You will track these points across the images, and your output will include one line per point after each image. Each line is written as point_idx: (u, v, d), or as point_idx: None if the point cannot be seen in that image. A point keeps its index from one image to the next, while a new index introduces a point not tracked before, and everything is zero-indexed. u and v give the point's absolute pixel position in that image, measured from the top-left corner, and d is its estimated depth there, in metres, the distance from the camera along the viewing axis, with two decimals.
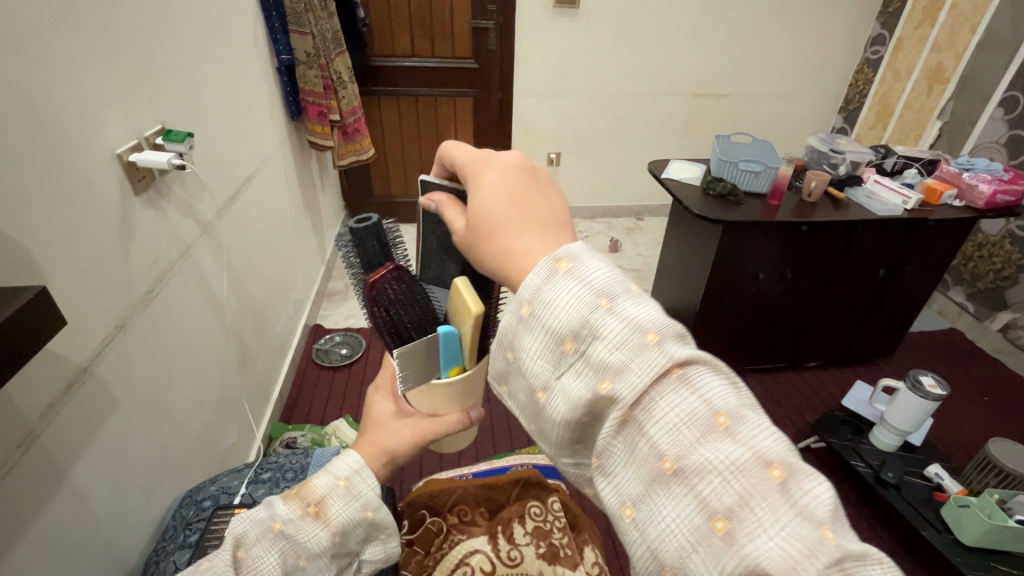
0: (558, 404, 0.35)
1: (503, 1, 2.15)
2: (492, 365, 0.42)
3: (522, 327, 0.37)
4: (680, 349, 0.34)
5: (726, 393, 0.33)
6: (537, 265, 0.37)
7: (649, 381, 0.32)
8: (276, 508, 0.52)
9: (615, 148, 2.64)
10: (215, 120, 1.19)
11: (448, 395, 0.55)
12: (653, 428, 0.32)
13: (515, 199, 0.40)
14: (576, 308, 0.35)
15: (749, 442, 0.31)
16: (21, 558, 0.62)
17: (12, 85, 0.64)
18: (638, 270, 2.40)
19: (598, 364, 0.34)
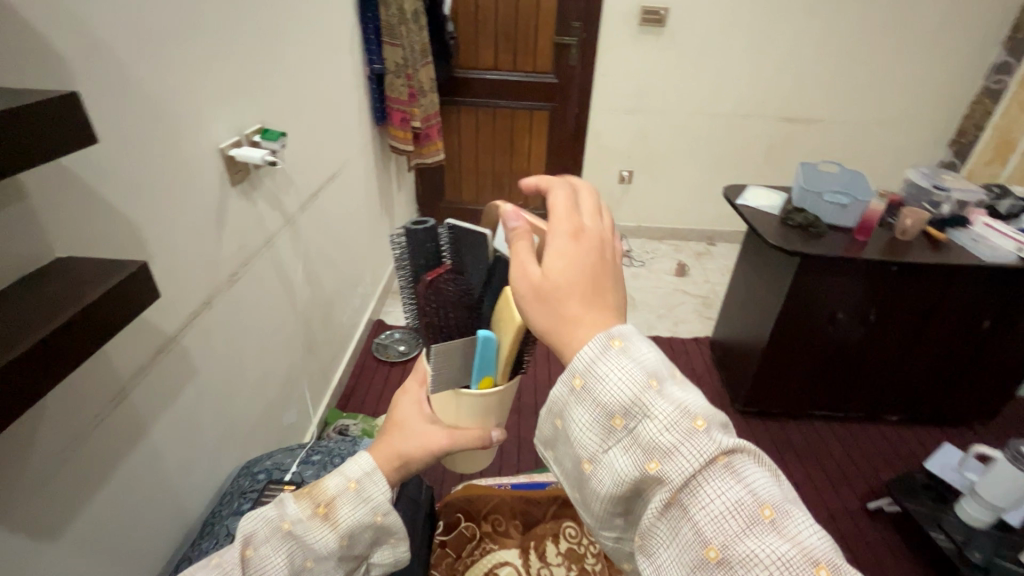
0: (604, 479, 0.35)
1: (588, 18, 2.16)
2: (538, 431, 0.42)
3: (572, 397, 0.37)
4: (727, 438, 0.34)
5: (770, 487, 0.34)
6: (592, 339, 0.37)
7: (700, 467, 0.32)
8: (286, 508, 0.54)
9: (692, 170, 2.56)
10: (307, 120, 1.29)
11: (471, 406, 0.56)
12: (700, 517, 0.32)
13: (593, 279, 0.40)
14: (628, 385, 0.35)
15: (793, 538, 0.31)
16: (101, 501, 0.70)
17: (139, 81, 0.72)
18: (705, 297, 2.30)
19: (648, 443, 0.33)
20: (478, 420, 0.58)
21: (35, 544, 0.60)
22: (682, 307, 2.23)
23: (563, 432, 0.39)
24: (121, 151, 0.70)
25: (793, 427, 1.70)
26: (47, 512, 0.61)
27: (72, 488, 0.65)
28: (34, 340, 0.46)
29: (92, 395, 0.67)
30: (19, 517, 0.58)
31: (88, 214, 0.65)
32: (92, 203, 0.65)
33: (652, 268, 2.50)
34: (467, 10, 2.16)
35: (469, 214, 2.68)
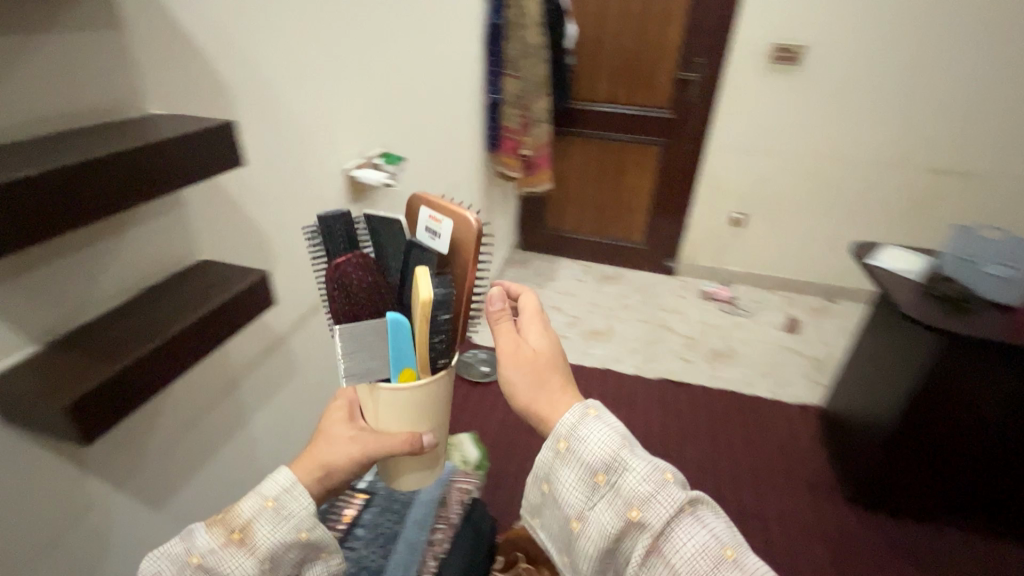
0: (591, 530, 0.43)
1: (714, 54, 2.09)
2: (525, 497, 0.49)
3: (559, 458, 0.45)
4: (690, 490, 0.43)
5: (728, 532, 0.42)
6: (573, 408, 0.48)
7: (673, 513, 0.41)
8: (194, 539, 0.47)
9: (816, 218, 2.34)
10: (426, 146, 1.37)
11: (394, 405, 0.52)
12: (675, 557, 0.40)
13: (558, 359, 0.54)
14: (606, 445, 0.44)
15: (752, 572, 0.40)
16: (201, 479, 0.77)
17: (287, 108, 0.81)
18: (817, 360, 2.07)
19: (629, 494, 0.42)
20: (407, 423, 0.54)
21: (145, 510, 0.67)
22: (789, 368, 2.02)
23: (550, 494, 0.46)
24: (262, 169, 0.79)
25: (916, 528, 1.45)
26: (157, 483, 0.69)
27: (180, 464, 0.72)
28: (168, 334, 0.54)
29: (209, 384, 0.75)
30: (135, 484, 0.65)
31: (228, 224, 0.73)
32: (234, 214, 0.74)
33: (757, 319, 2.31)
34: (588, 44, 2.19)
35: (567, 243, 2.67)
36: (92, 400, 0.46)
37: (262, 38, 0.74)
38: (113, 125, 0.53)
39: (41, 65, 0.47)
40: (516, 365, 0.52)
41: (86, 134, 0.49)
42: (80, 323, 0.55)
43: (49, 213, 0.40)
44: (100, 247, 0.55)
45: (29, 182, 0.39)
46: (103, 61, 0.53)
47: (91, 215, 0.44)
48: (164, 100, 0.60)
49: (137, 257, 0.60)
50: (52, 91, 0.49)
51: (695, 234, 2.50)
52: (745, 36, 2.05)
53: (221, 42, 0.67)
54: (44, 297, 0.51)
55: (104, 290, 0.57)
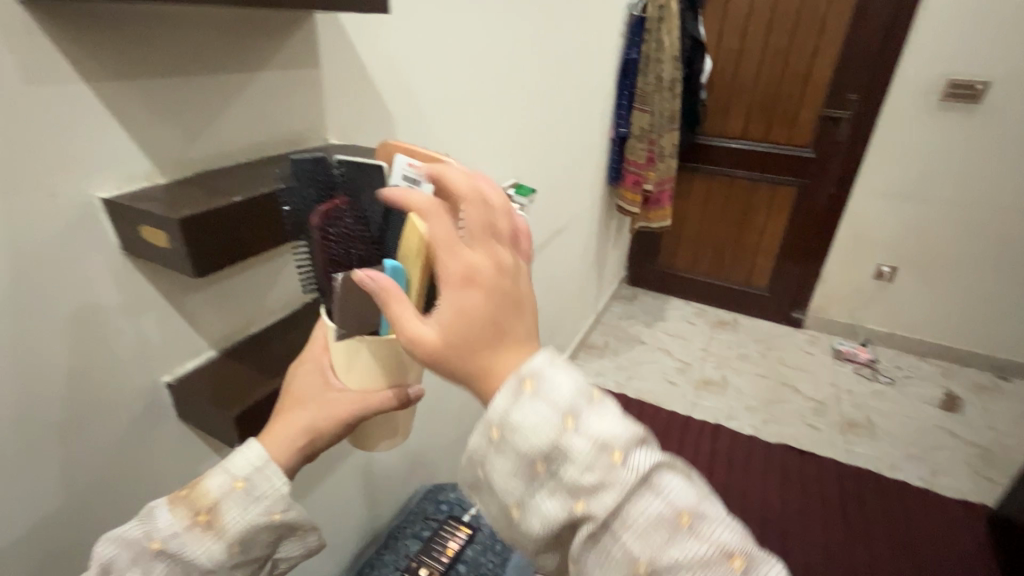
0: (536, 525, 0.36)
1: (872, 90, 1.88)
2: (460, 484, 0.41)
3: (490, 449, 0.36)
4: (644, 457, 0.36)
5: (685, 492, 0.36)
6: (503, 384, 0.36)
7: (627, 495, 0.35)
8: (155, 522, 0.42)
9: (990, 279, 1.99)
10: (552, 177, 1.37)
11: (384, 355, 0.44)
12: (626, 539, 0.35)
13: (483, 318, 0.36)
14: (545, 429, 0.35)
15: (708, 536, 0.35)
16: (321, 490, 0.79)
17: (436, 140, 0.84)
18: (985, 449, 1.73)
19: (573, 484, 0.35)
20: (389, 378, 0.46)
21: None
22: (946, 453, 1.71)
23: (482, 481, 0.38)
24: None
25: None
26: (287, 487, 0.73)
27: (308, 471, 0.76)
28: None
29: None
30: None
31: None
32: None
33: (904, 389, 2.00)
34: (724, 78, 2.09)
35: (680, 281, 2.54)
36: (254, 412, 0.49)
37: (425, 73, 0.78)
38: (299, 154, 0.57)
39: (250, 99, 0.52)
40: (441, 344, 0.35)
41: (280, 162, 0.54)
42: (250, 333, 0.59)
43: (243, 237, 0.43)
44: (274, 263, 0.59)
45: (234, 208, 0.42)
46: (298, 96, 0.57)
47: (277, 238, 0.47)
48: (342, 131, 0.65)
49: (302, 274, 0.64)
50: (255, 123, 0.53)
51: (831, 284, 2.25)
52: (912, 70, 1.82)
53: (392, 78, 0.71)
54: (225, 308, 0.55)
55: (273, 303, 0.61)
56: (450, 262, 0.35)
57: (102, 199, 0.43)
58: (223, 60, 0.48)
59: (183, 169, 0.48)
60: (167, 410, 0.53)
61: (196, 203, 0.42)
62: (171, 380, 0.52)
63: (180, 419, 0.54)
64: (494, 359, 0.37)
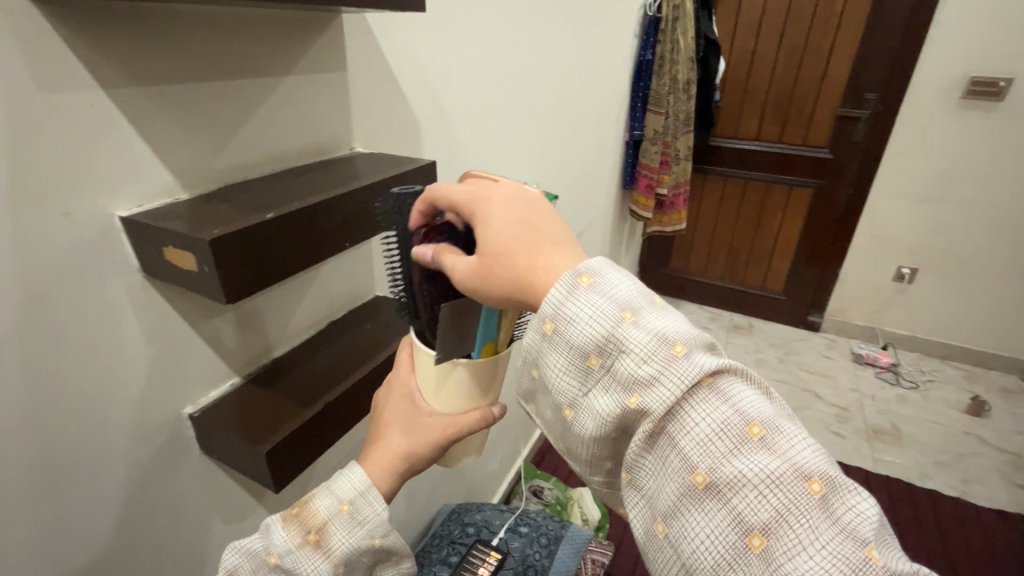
0: (588, 419, 0.36)
1: (890, 89, 1.84)
2: (516, 385, 0.42)
3: (545, 342, 0.37)
4: (709, 359, 0.33)
5: (758, 403, 0.33)
6: (560, 279, 0.36)
7: (685, 393, 0.32)
8: (273, 539, 0.45)
9: (1014, 279, 1.94)
10: (570, 182, 1.33)
11: (474, 376, 0.46)
12: (683, 441, 0.32)
13: (525, 221, 0.38)
14: (600, 322, 0.35)
15: (784, 453, 0.31)
16: None
17: (460, 147, 0.81)
18: (1016, 456, 1.68)
19: (627, 379, 0.34)
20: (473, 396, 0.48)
21: None
22: (976, 460, 1.66)
23: (541, 380, 0.39)
24: None
25: None
26: None
27: None
28: (355, 378, 0.52)
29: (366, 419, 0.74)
30: None
31: None
32: None
33: (929, 394, 1.94)
34: (737, 78, 2.06)
35: (694, 285, 2.50)
36: (286, 446, 0.45)
37: (450, 76, 0.74)
38: (325, 164, 0.54)
39: (274, 106, 0.48)
40: (479, 272, 0.38)
41: (306, 174, 0.50)
42: (276, 357, 0.55)
43: (275, 259, 0.40)
44: (301, 283, 0.56)
45: (268, 227, 0.38)
46: (325, 103, 0.54)
47: (308, 258, 0.43)
48: (368, 138, 0.61)
49: (328, 293, 0.60)
50: (280, 132, 0.50)
51: (848, 286, 2.20)
52: (931, 68, 1.79)
53: (418, 81, 0.68)
54: (251, 330, 0.51)
55: (299, 324, 0.57)
56: (492, 204, 0.39)
57: (121, 217, 0.39)
58: (247, 65, 0.45)
59: (206, 183, 0.44)
60: (190, 444, 0.49)
61: (225, 220, 0.38)
62: (194, 411, 0.48)
63: (202, 454, 0.50)
64: (539, 260, 0.38)
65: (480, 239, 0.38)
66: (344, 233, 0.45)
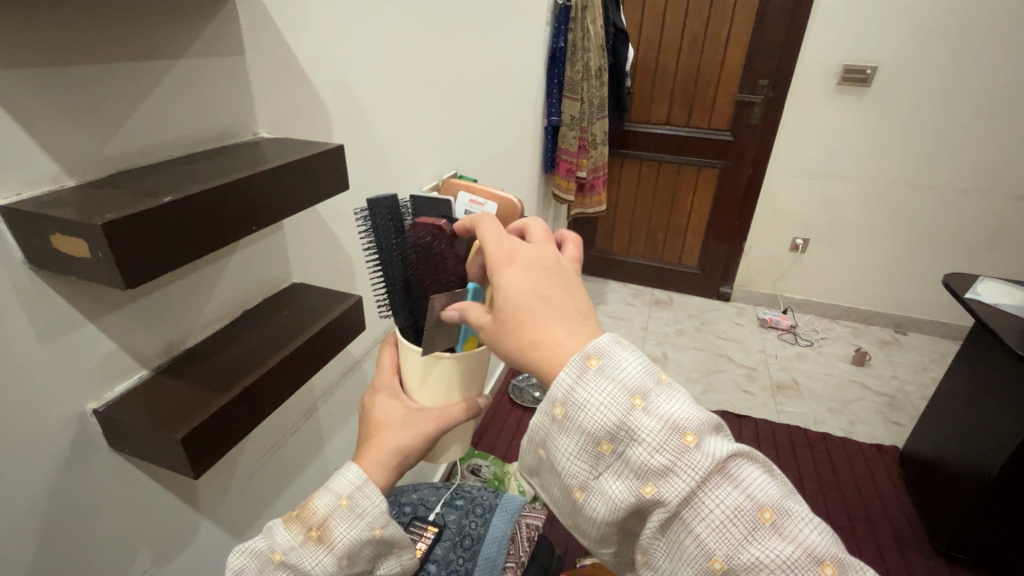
0: (599, 502, 0.40)
1: (779, 76, 2.03)
2: (524, 457, 0.45)
3: (558, 424, 0.40)
4: (715, 446, 0.38)
5: (765, 487, 0.39)
6: (569, 360, 0.40)
7: (699, 482, 0.37)
8: (276, 537, 0.49)
9: (887, 244, 2.21)
10: (491, 166, 1.36)
11: (460, 373, 0.55)
12: (699, 527, 0.37)
13: (539, 294, 0.42)
14: (612, 410, 0.38)
15: (795, 537, 0.37)
16: (281, 505, 0.76)
17: (376, 134, 0.82)
18: (891, 397, 1.93)
19: (642, 467, 0.38)
20: (461, 390, 0.57)
21: (231, 539, 0.67)
22: (861, 404, 1.89)
23: (548, 458, 0.43)
24: (354, 195, 0.79)
25: None
26: (242, 510, 0.68)
27: (263, 491, 0.72)
28: (273, 362, 0.53)
29: (292, 409, 0.74)
30: (224, 511, 0.65)
31: (320, 247, 0.73)
32: (327, 238, 0.74)
33: (822, 350, 2.19)
34: (647, 66, 2.17)
35: (617, 264, 2.63)
36: (202, 433, 0.45)
37: (359, 62, 0.74)
38: (228, 150, 0.53)
39: (167, 90, 0.47)
40: (496, 329, 0.43)
41: (207, 159, 0.49)
42: (187, 348, 0.54)
43: (179, 244, 0.40)
44: (209, 273, 0.55)
45: (164, 210, 0.38)
46: (222, 88, 0.53)
47: (214, 242, 0.43)
48: (274, 124, 0.61)
49: (240, 282, 0.60)
50: (174, 117, 0.48)
51: (753, 257, 2.41)
52: (812, 56, 1.98)
53: (324, 67, 0.68)
54: (158, 323, 0.50)
55: (210, 315, 0.56)
56: (511, 268, 0.43)
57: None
58: (130, 45, 0.43)
59: (93, 171, 0.43)
60: (99, 443, 0.47)
61: (118, 206, 0.37)
62: (98, 407, 0.47)
63: (114, 452, 0.48)
64: (542, 333, 0.41)
65: (497, 301, 0.42)
66: (250, 218, 0.45)
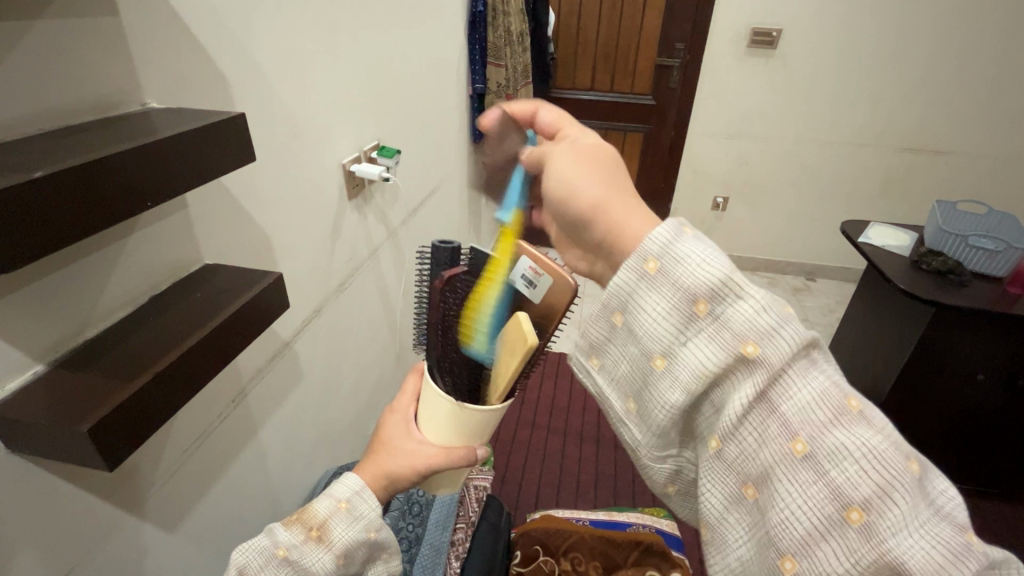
0: (682, 370, 0.36)
1: (693, 41, 2.12)
2: (589, 331, 0.42)
3: (645, 283, 0.38)
4: (808, 331, 0.36)
5: (852, 382, 0.36)
6: (660, 230, 0.39)
7: (797, 353, 0.34)
8: (277, 536, 0.51)
9: (795, 198, 2.38)
10: (415, 136, 1.33)
11: (461, 423, 0.53)
12: (789, 401, 0.34)
13: (606, 179, 0.43)
14: (713, 267, 0.36)
15: (884, 431, 0.33)
16: (217, 492, 0.75)
17: (285, 104, 0.78)
18: None
19: (740, 328, 0.34)
20: (465, 436, 0.54)
21: (159, 533, 0.65)
22: None
23: (624, 325, 0.40)
24: (264, 167, 0.75)
25: None
26: (172, 503, 0.66)
27: (191, 482, 0.69)
28: (188, 344, 0.51)
29: (219, 393, 0.72)
30: (150, 506, 0.62)
31: (232, 223, 0.69)
32: (238, 214, 0.71)
33: None
34: (569, 30, 2.17)
35: None
36: (112, 422, 0.43)
37: (255, 23, 0.69)
38: (113, 120, 0.49)
39: (27, 55, 0.42)
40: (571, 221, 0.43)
41: (84, 131, 0.45)
42: (87, 339, 0.51)
43: (60, 223, 0.37)
44: (103, 256, 0.51)
45: (39, 184, 0.35)
46: (94, 50, 0.48)
47: (102, 222, 0.40)
48: (162, 91, 0.56)
49: (142, 265, 0.56)
50: (39, 86, 0.44)
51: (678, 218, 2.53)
52: (724, 19, 2.05)
53: (218, 29, 0.63)
54: (49, 314, 0.47)
55: (107, 303, 0.53)
56: (577, 161, 0.44)
57: None
58: None
59: None
60: None
61: None
62: None
63: (11, 453, 0.45)
64: (619, 215, 0.41)
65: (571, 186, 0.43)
66: (141, 194, 0.42)
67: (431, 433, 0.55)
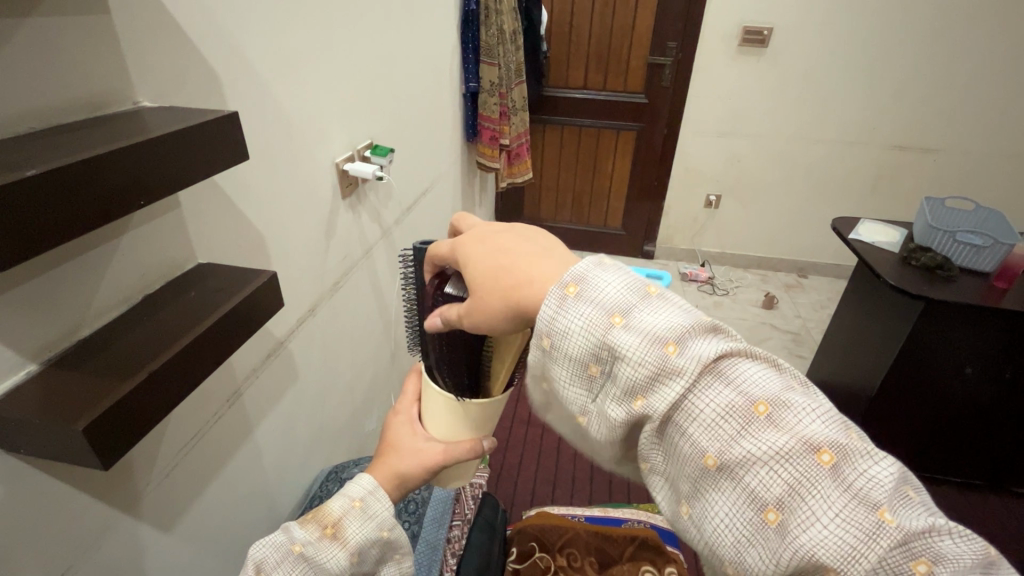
0: (599, 425, 0.40)
1: (685, 39, 2.10)
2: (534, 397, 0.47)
3: (550, 356, 0.41)
4: (703, 348, 0.37)
5: (761, 383, 0.37)
6: (548, 294, 0.41)
7: (683, 385, 0.36)
8: (293, 533, 0.51)
9: (787, 196, 2.40)
10: (409, 135, 1.33)
11: (465, 418, 0.55)
12: (690, 429, 0.37)
13: (499, 248, 0.46)
14: (591, 330, 0.39)
15: (793, 430, 0.35)
16: (213, 492, 0.75)
17: (278, 103, 0.78)
18: (795, 334, 2.14)
19: (628, 384, 0.38)
20: (468, 430, 0.56)
21: (156, 533, 0.65)
22: (772, 342, 2.08)
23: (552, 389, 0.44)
24: (258, 166, 0.75)
25: None
26: (168, 503, 0.66)
27: (187, 482, 0.69)
28: (183, 342, 0.51)
29: (215, 392, 0.72)
30: (145, 505, 0.62)
31: (226, 223, 0.69)
32: (232, 214, 0.70)
33: (736, 297, 2.38)
34: (561, 29, 2.17)
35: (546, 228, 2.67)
36: (107, 421, 0.43)
37: (247, 22, 0.69)
38: (106, 120, 0.49)
39: (20, 55, 0.42)
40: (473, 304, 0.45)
41: (78, 130, 0.45)
42: (82, 338, 0.51)
43: (50, 222, 0.37)
44: (97, 256, 0.51)
45: (27, 183, 0.34)
46: (86, 50, 0.48)
47: (94, 220, 0.40)
48: (154, 91, 0.56)
49: (137, 264, 0.56)
50: (33, 86, 0.44)
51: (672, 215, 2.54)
52: (715, 18, 2.06)
53: (211, 28, 0.63)
54: (44, 314, 0.47)
55: (101, 302, 0.53)
56: (469, 245, 0.47)
57: None
58: None
59: None
60: None
61: None
62: None
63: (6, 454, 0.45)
64: (516, 276, 0.44)
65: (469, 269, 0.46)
66: (132, 192, 0.42)
67: (435, 430, 0.56)
